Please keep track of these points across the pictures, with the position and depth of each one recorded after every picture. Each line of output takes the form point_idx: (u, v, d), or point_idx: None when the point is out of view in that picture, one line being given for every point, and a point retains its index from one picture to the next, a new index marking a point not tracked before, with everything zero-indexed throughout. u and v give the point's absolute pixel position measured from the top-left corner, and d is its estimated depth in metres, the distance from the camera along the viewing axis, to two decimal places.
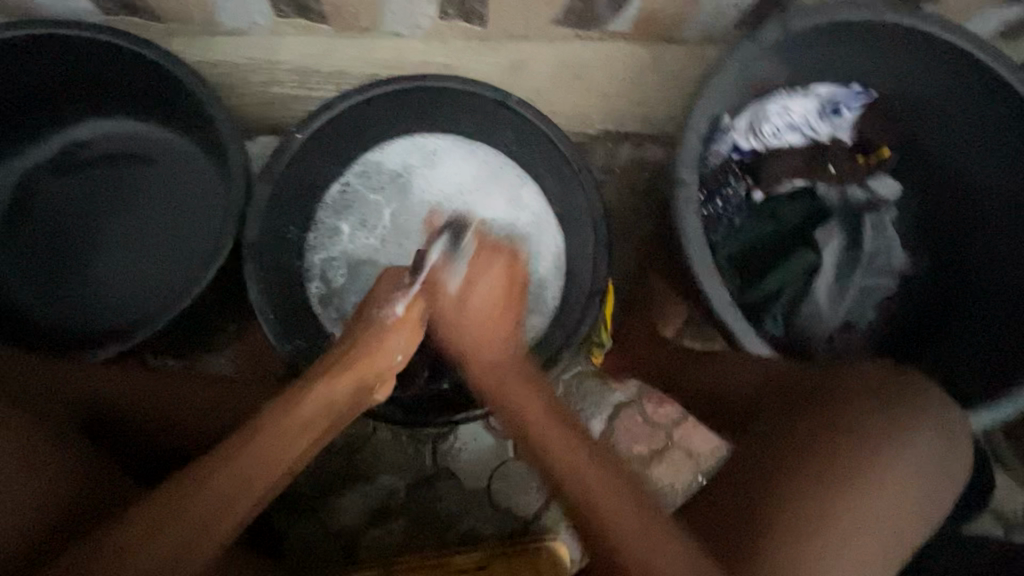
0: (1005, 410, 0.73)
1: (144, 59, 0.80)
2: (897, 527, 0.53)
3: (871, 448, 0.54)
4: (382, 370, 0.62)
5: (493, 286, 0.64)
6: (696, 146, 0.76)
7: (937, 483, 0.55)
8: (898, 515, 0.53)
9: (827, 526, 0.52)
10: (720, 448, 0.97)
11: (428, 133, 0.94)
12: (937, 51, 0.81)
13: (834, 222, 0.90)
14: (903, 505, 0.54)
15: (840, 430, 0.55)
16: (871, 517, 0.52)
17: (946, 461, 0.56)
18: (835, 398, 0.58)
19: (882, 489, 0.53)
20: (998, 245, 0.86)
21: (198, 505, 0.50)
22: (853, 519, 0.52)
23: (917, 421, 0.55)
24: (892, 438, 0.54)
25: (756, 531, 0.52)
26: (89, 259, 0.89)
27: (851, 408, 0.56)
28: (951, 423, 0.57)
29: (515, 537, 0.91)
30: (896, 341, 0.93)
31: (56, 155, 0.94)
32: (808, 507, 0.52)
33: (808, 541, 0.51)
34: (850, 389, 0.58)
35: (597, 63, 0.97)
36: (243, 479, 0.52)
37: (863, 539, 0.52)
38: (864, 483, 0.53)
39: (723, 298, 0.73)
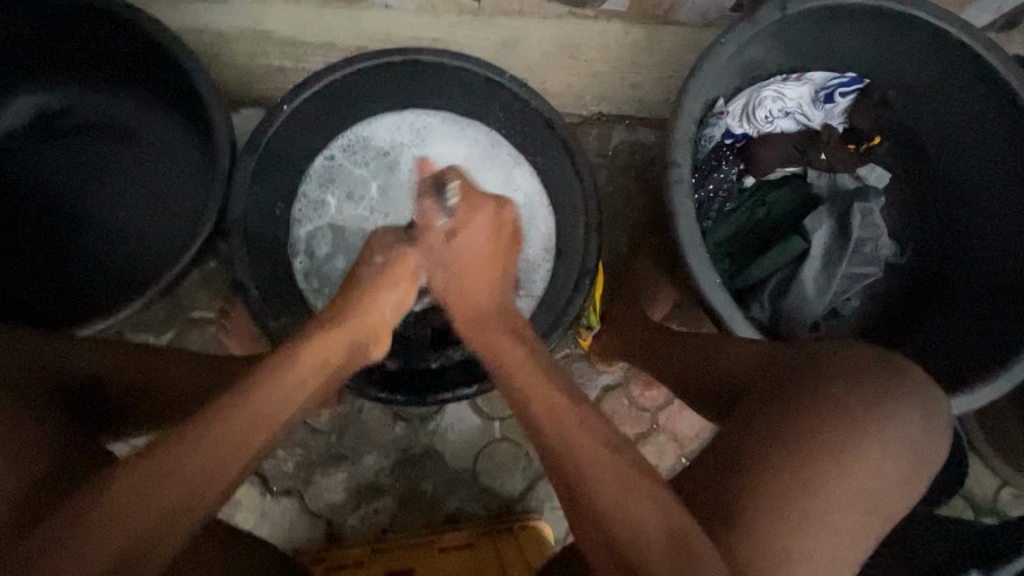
0: (979, 396, 0.74)
1: (126, 21, 0.78)
2: (874, 500, 0.54)
3: (854, 426, 0.54)
4: (374, 326, 0.63)
5: (482, 234, 0.67)
6: (690, 129, 0.75)
7: (916, 458, 0.56)
8: (878, 488, 0.54)
9: (806, 500, 0.52)
10: (704, 431, 0.98)
11: (419, 108, 0.91)
12: (932, 39, 0.81)
13: (822, 210, 0.88)
14: (882, 480, 0.54)
15: (826, 408, 0.55)
16: (849, 492, 0.53)
17: (926, 442, 0.56)
18: (827, 374, 0.57)
19: (862, 465, 0.54)
20: (983, 235, 0.87)
21: (163, 492, 0.45)
22: (832, 494, 0.52)
23: (898, 397, 0.56)
24: (875, 415, 0.55)
25: (735, 502, 0.52)
26: (65, 235, 0.87)
27: (837, 386, 0.56)
28: (932, 399, 0.57)
29: (501, 517, 0.92)
30: (874, 326, 0.95)
31: (28, 122, 0.90)
32: (790, 484, 0.52)
33: (787, 516, 0.51)
34: (838, 366, 0.58)
35: (592, 43, 0.96)
36: (200, 477, 0.47)
37: (841, 513, 0.53)
38: (845, 459, 0.53)
39: (712, 277, 0.74)
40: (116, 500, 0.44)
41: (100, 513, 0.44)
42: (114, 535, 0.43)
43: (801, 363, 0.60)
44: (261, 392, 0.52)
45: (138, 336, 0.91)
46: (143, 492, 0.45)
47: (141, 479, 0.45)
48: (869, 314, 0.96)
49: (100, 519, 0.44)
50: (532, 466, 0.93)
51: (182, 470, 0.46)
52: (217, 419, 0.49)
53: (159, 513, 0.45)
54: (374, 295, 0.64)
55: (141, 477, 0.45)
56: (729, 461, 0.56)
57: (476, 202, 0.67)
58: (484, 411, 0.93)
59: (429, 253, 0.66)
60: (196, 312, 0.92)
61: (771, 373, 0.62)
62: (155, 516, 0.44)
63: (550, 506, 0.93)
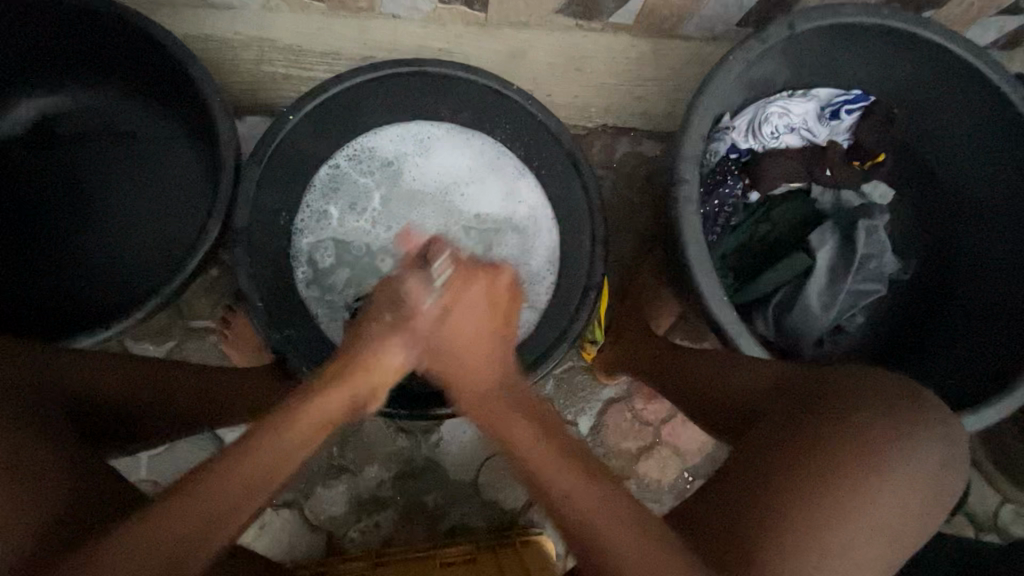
0: (989, 414, 0.74)
1: (133, 28, 0.77)
2: (895, 532, 0.54)
3: (870, 460, 0.54)
4: (381, 380, 0.60)
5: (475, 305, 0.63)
6: (698, 145, 0.75)
7: (937, 489, 0.56)
8: (898, 520, 0.54)
9: (822, 531, 0.52)
10: (707, 446, 0.98)
11: (425, 119, 0.91)
12: (939, 59, 0.81)
13: (827, 226, 0.89)
14: (902, 513, 0.54)
15: (843, 437, 0.55)
16: (866, 525, 0.53)
17: (943, 473, 0.56)
18: (843, 402, 0.58)
19: (880, 497, 0.53)
20: (988, 253, 0.87)
21: (188, 528, 0.44)
22: (849, 529, 0.53)
23: (916, 426, 0.55)
24: (895, 445, 0.54)
25: (751, 537, 0.53)
26: (66, 242, 0.86)
27: (853, 415, 0.56)
28: (951, 427, 0.57)
29: (503, 531, 0.91)
30: (879, 342, 0.95)
31: (30, 126, 0.89)
32: (807, 514, 0.53)
33: (803, 551, 0.51)
34: (852, 395, 0.58)
35: (598, 55, 0.96)
36: (218, 517, 0.46)
37: (862, 546, 0.53)
38: (862, 494, 0.53)
39: (718, 293, 0.74)
40: (134, 541, 0.43)
41: (122, 555, 0.43)
42: (129, 574, 0.42)
43: (816, 394, 0.60)
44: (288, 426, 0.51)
45: (139, 344, 0.90)
46: (164, 531, 0.44)
47: (160, 519, 0.44)
48: (873, 330, 0.95)
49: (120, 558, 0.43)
50: None
51: (204, 506, 0.45)
52: (238, 461, 0.48)
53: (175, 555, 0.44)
54: (384, 346, 0.61)
55: (162, 518, 0.44)
56: (744, 495, 0.56)
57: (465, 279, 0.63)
58: (487, 423, 0.93)
59: (419, 330, 0.62)
60: (197, 321, 0.91)
61: (786, 399, 0.62)
62: (175, 557, 0.44)
63: (552, 520, 0.92)
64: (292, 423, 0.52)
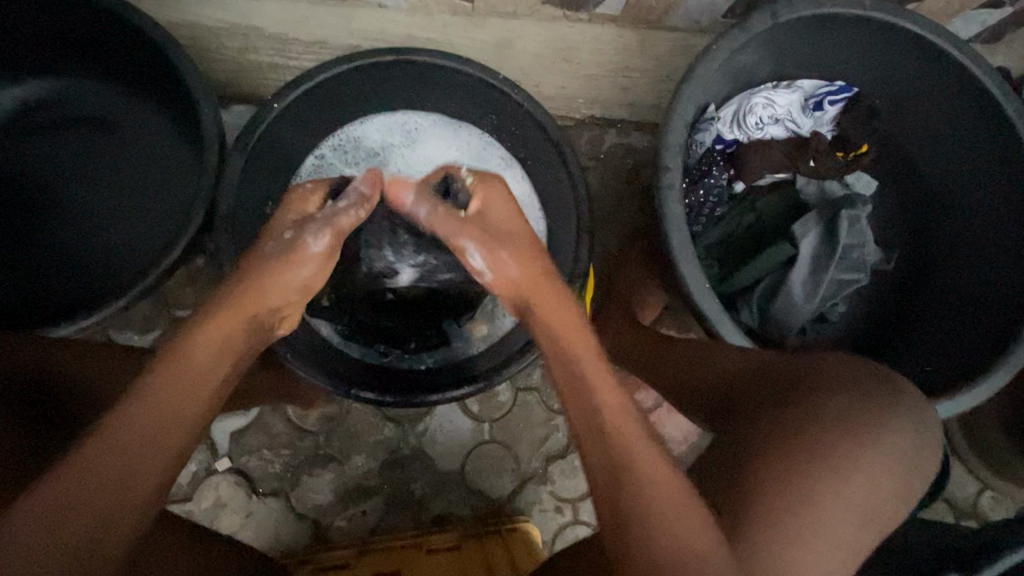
0: (967, 399, 0.75)
1: (114, 14, 0.77)
2: (872, 515, 0.54)
3: (849, 439, 0.55)
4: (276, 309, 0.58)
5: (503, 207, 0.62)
6: (682, 134, 0.75)
7: (912, 472, 0.56)
8: (876, 502, 0.54)
9: (803, 516, 0.52)
10: (692, 433, 0.99)
11: (410, 109, 0.90)
12: (920, 50, 0.82)
13: (809, 216, 0.90)
14: (880, 496, 0.55)
15: (818, 421, 0.56)
16: (845, 504, 0.53)
17: (920, 454, 0.57)
18: (821, 390, 0.58)
19: (857, 481, 0.54)
20: (967, 244, 0.89)
21: (96, 485, 0.44)
22: (829, 506, 0.53)
23: (891, 411, 0.56)
24: (871, 431, 0.55)
25: (731, 512, 0.53)
26: (48, 230, 0.85)
27: (831, 401, 0.57)
28: (924, 413, 0.58)
29: (488, 519, 0.92)
30: (861, 331, 0.97)
31: (11, 113, 0.89)
32: (787, 498, 0.53)
33: (785, 529, 0.52)
34: (829, 382, 0.59)
35: (585, 46, 0.96)
36: (126, 466, 0.45)
37: (841, 531, 0.53)
38: (842, 473, 0.54)
39: (701, 282, 0.75)
40: (50, 503, 0.43)
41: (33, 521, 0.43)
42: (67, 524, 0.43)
43: (798, 375, 0.61)
44: (175, 374, 0.50)
45: (122, 334, 0.90)
46: (72, 493, 0.44)
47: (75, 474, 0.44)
48: (852, 317, 0.97)
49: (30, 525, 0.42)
50: (521, 468, 0.93)
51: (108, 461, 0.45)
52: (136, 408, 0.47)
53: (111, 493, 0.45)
54: (285, 267, 0.57)
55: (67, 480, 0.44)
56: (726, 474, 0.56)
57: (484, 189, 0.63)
58: (473, 412, 0.93)
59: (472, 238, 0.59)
60: (182, 311, 0.91)
61: (767, 385, 0.63)
62: (95, 508, 0.44)
63: (538, 509, 0.92)
64: (184, 363, 0.51)
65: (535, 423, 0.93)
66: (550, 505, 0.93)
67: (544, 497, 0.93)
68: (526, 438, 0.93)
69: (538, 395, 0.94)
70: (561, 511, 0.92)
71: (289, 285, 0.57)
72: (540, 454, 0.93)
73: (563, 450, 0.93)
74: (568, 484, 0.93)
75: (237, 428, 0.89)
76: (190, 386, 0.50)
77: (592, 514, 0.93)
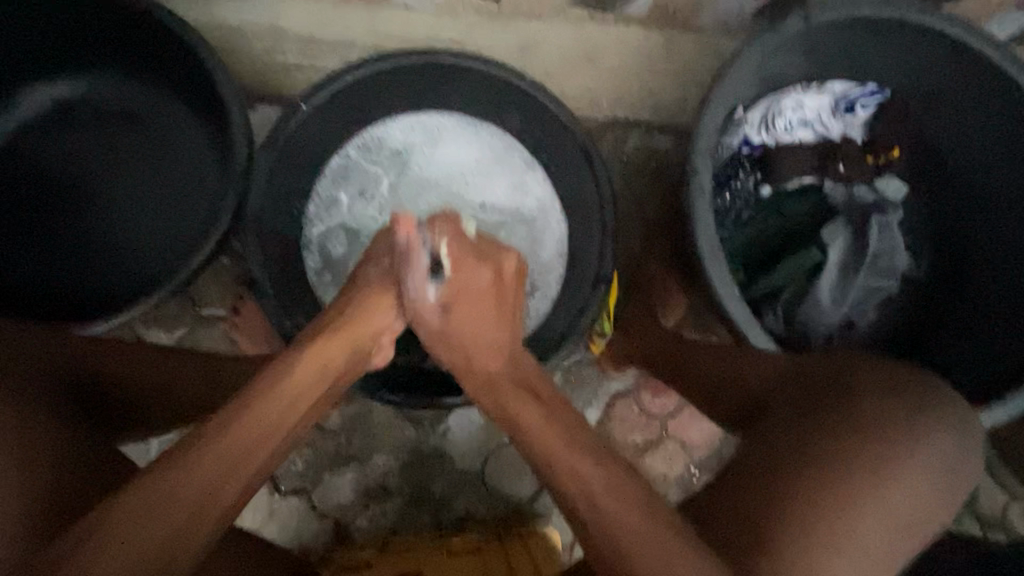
0: (1007, 412, 0.75)
1: (148, 15, 0.78)
2: (909, 524, 0.54)
3: (889, 449, 0.54)
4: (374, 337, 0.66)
5: (482, 296, 0.69)
6: (712, 139, 0.75)
7: (949, 482, 0.55)
8: (913, 512, 0.54)
9: (841, 522, 0.52)
10: (714, 441, 0.98)
11: (435, 108, 0.89)
12: (956, 53, 0.80)
13: (839, 222, 0.88)
14: (917, 505, 0.54)
15: (856, 429, 0.55)
16: (884, 517, 0.53)
17: (958, 465, 0.56)
18: (857, 397, 0.57)
19: (895, 490, 0.53)
20: (999, 252, 0.87)
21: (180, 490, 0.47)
22: (867, 519, 0.52)
23: (930, 420, 0.55)
24: (910, 440, 0.54)
25: (766, 521, 0.53)
26: (82, 229, 0.86)
27: (869, 409, 0.56)
28: (965, 424, 0.57)
29: (509, 522, 0.92)
30: (893, 339, 0.94)
31: (45, 112, 0.90)
32: (825, 505, 0.52)
33: (822, 542, 0.51)
34: (866, 389, 0.58)
35: (611, 48, 0.95)
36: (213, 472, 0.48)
37: (878, 540, 0.52)
38: (881, 485, 0.53)
39: (730, 288, 0.74)
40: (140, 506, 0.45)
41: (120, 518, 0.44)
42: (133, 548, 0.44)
43: (832, 381, 0.60)
44: (280, 390, 0.55)
45: (149, 331, 0.91)
46: (162, 495, 0.46)
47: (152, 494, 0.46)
48: (884, 326, 0.94)
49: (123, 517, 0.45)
50: None
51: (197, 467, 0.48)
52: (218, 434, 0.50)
53: (178, 522, 0.45)
54: (376, 307, 0.66)
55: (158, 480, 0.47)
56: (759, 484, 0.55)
57: (473, 264, 0.68)
58: (493, 414, 0.93)
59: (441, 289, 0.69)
60: (208, 309, 0.92)
61: (800, 391, 0.62)
62: (174, 518, 0.46)
63: (558, 513, 0.92)
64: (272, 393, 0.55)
65: None
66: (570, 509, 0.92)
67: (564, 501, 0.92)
68: None
69: None
70: None
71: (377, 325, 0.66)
72: None
73: None
74: None
75: None
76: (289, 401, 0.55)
77: None
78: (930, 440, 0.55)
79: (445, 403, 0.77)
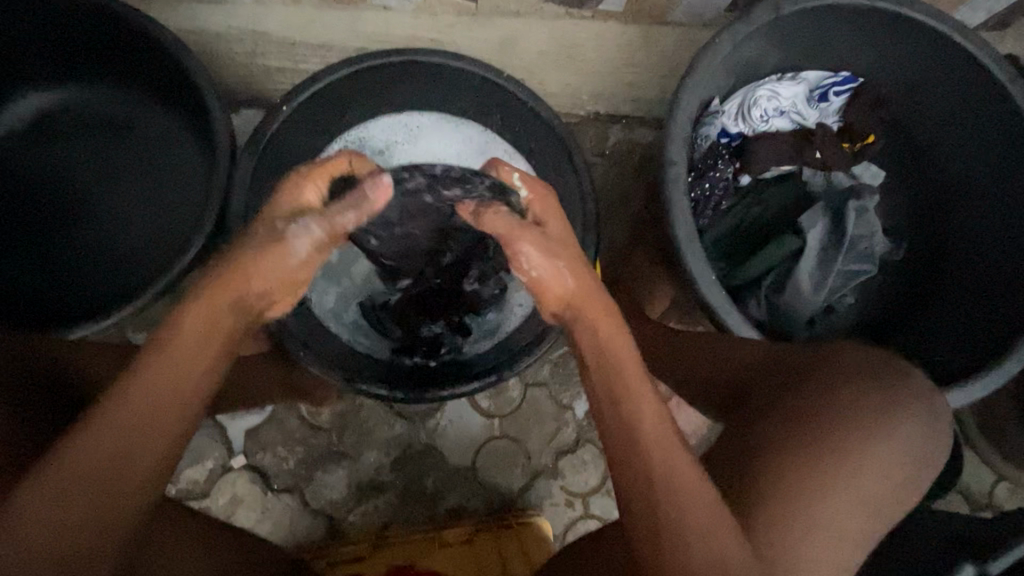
0: (988, 383, 0.75)
1: (129, 22, 0.79)
2: (879, 504, 0.55)
3: (861, 426, 0.56)
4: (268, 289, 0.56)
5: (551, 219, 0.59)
6: (686, 128, 0.76)
7: (919, 462, 0.57)
8: (882, 492, 0.55)
9: (811, 504, 0.53)
10: (702, 428, 0.99)
11: (414, 108, 0.93)
12: (924, 38, 0.81)
13: (818, 208, 0.90)
14: (888, 484, 0.55)
15: (831, 413, 0.56)
16: (857, 492, 0.54)
17: (929, 443, 0.57)
18: (831, 381, 0.59)
19: (865, 471, 0.55)
20: (975, 233, 0.88)
21: (96, 460, 0.46)
22: (840, 495, 0.54)
23: (901, 400, 0.57)
24: (880, 421, 0.56)
25: (743, 502, 0.54)
26: (68, 234, 0.87)
27: (841, 392, 0.57)
28: (937, 405, 0.58)
29: (501, 513, 0.93)
30: (873, 322, 0.95)
31: (29, 122, 0.91)
32: (796, 488, 0.54)
33: (793, 521, 0.52)
34: (840, 371, 0.59)
35: (588, 42, 0.96)
36: (121, 443, 0.47)
37: (848, 518, 0.54)
38: (852, 464, 0.55)
39: (709, 275, 0.75)
40: (61, 479, 0.45)
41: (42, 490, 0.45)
42: (55, 520, 0.45)
43: (806, 364, 0.62)
44: (174, 352, 0.50)
45: (139, 335, 0.92)
46: (76, 465, 0.46)
47: (62, 464, 0.46)
48: (863, 312, 0.96)
49: (43, 494, 0.45)
50: (532, 462, 0.94)
51: (106, 438, 0.46)
52: (119, 398, 0.47)
53: (104, 480, 0.46)
54: (265, 253, 0.55)
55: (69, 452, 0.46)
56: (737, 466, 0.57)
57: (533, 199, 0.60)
58: (482, 407, 0.94)
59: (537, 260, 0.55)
60: None
61: (776, 376, 0.63)
62: (98, 486, 0.46)
63: (549, 502, 0.93)
64: (172, 347, 0.50)
65: (545, 416, 0.94)
66: (562, 498, 0.93)
67: (555, 490, 0.93)
68: (537, 432, 0.94)
69: (547, 389, 0.94)
70: (572, 505, 0.93)
71: (287, 263, 0.56)
72: (551, 448, 0.94)
73: (573, 444, 0.94)
74: (579, 477, 0.94)
75: (252, 425, 0.91)
76: (188, 363, 0.51)
77: (603, 507, 0.93)
78: (899, 420, 0.56)
79: (436, 394, 0.78)
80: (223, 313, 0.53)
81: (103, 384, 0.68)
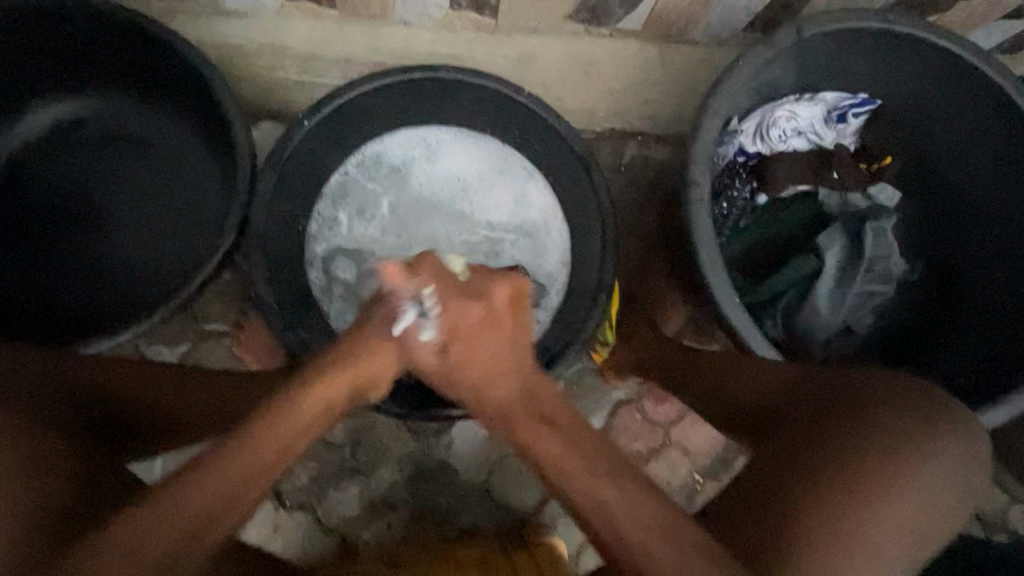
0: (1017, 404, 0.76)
1: (153, 36, 0.79)
2: (929, 532, 0.52)
3: (902, 450, 0.53)
4: (375, 376, 0.51)
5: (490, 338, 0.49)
6: (709, 148, 0.76)
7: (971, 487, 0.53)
8: (932, 520, 0.52)
9: (853, 534, 0.51)
10: (717, 446, 0.98)
11: (432, 123, 0.90)
12: (944, 64, 0.82)
13: (835, 227, 0.90)
14: (936, 510, 0.52)
15: (868, 435, 0.54)
16: (900, 522, 0.51)
17: (978, 468, 0.54)
18: (863, 403, 0.57)
19: (910, 496, 0.52)
20: (992, 255, 0.89)
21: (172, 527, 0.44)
22: (883, 524, 0.51)
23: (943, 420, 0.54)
24: (923, 443, 0.53)
25: (778, 531, 0.52)
26: (86, 246, 0.87)
27: (875, 414, 0.55)
28: (983, 427, 0.55)
29: (515, 530, 0.92)
30: (892, 343, 0.95)
31: (46, 131, 0.90)
32: (835, 517, 0.51)
33: (833, 553, 0.50)
34: (869, 395, 0.57)
35: (606, 61, 0.96)
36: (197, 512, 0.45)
37: (895, 549, 0.51)
38: (895, 489, 0.52)
39: (731, 296, 0.75)
40: (131, 536, 0.44)
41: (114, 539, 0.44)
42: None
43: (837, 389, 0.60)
44: (269, 425, 0.47)
45: (153, 348, 0.91)
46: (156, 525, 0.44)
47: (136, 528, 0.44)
48: (882, 332, 0.95)
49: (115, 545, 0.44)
50: (547, 480, 0.93)
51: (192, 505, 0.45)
52: (210, 469, 0.45)
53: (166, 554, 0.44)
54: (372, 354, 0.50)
55: (151, 511, 0.44)
56: (768, 495, 0.55)
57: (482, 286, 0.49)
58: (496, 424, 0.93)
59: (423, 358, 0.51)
60: (211, 325, 0.92)
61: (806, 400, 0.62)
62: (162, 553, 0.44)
63: (564, 522, 0.92)
64: (273, 422, 0.47)
65: None
66: (576, 517, 0.92)
67: (569, 509, 0.92)
68: None
69: None
70: None
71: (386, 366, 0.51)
72: None
73: None
74: None
75: None
76: (275, 439, 0.47)
77: None
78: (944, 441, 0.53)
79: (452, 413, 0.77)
80: (338, 394, 0.49)
81: (121, 400, 0.66)
